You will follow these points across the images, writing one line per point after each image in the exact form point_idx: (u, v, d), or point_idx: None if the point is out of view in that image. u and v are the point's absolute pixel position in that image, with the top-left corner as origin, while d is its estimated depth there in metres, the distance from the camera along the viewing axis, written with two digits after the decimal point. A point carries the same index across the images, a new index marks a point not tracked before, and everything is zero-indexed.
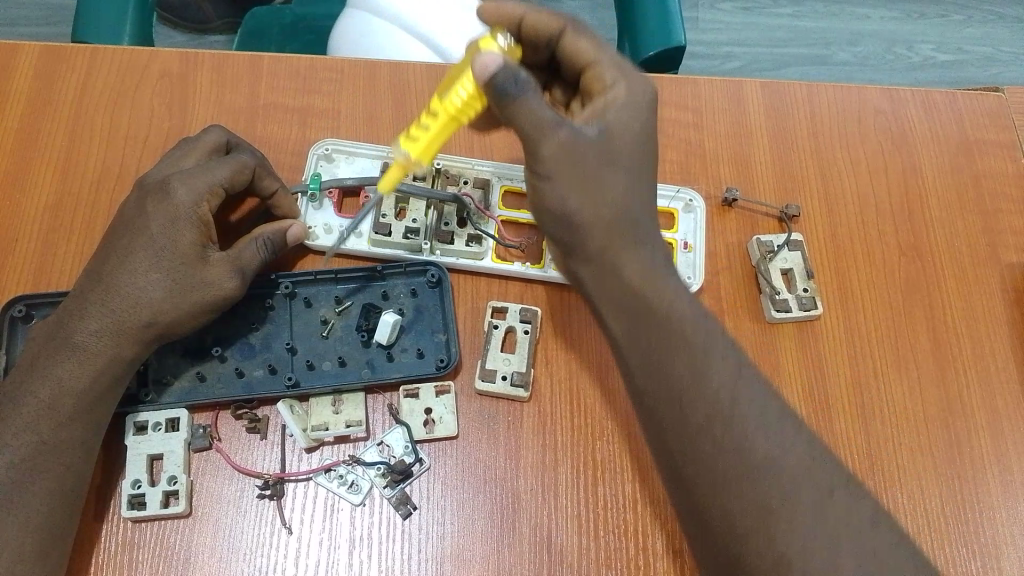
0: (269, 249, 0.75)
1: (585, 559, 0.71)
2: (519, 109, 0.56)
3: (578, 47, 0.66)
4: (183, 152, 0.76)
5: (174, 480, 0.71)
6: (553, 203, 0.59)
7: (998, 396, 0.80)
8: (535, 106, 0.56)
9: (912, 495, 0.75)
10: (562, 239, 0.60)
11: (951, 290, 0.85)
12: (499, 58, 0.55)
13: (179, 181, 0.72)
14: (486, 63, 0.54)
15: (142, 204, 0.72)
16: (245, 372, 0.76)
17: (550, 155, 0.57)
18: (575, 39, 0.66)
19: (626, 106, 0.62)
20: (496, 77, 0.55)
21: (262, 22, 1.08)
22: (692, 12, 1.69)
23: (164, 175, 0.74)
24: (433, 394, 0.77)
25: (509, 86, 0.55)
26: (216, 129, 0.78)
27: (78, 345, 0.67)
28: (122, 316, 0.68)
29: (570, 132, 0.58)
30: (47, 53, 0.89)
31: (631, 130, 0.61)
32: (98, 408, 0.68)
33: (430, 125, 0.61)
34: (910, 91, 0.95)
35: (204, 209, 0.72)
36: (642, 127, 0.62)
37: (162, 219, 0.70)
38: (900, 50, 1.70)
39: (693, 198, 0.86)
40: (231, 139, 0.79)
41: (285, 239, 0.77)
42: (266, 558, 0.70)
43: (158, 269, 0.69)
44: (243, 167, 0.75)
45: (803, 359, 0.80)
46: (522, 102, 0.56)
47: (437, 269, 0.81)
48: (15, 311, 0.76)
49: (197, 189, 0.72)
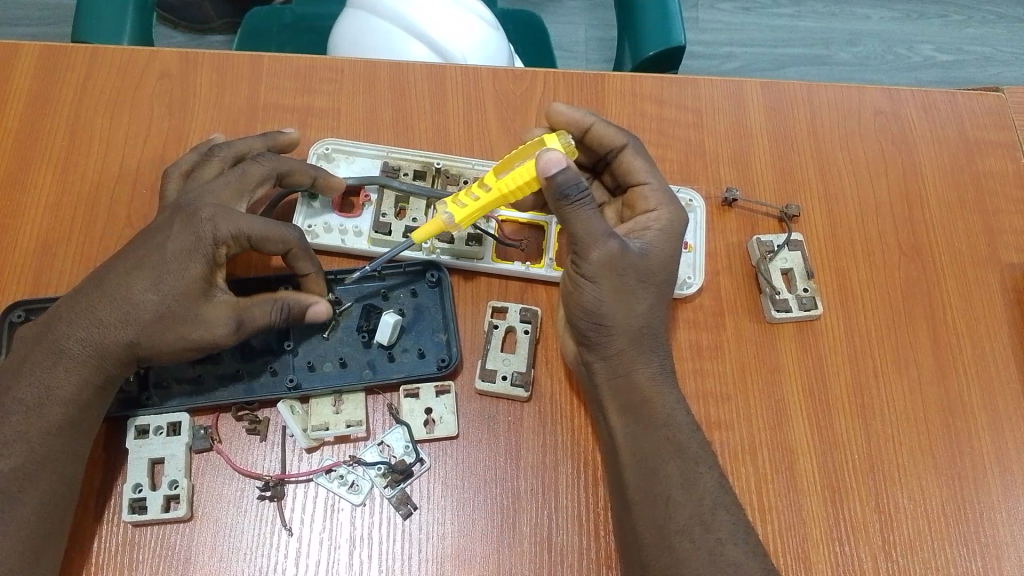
0: (284, 315, 0.73)
1: (585, 559, 0.71)
2: (570, 210, 0.67)
3: (633, 166, 0.77)
4: (225, 177, 0.73)
5: (175, 484, 0.71)
6: (589, 305, 0.69)
7: (999, 396, 0.80)
8: (586, 211, 0.67)
9: (912, 495, 0.75)
10: (589, 335, 0.70)
11: (951, 290, 0.85)
12: (563, 160, 0.66)
13: (209, 215, 0.69)
14: (552, 160, 0.66)
15: (169, 220, 0.70)
16: (245, 374, 0.75)
17: (592, 259, 0.68)
18: (632, 158, 0.77)
19: (666, 230, 0.73)
20: (557, 177, 0.66)
21: (261, 21, 1.07)
22: (692, 12, 1.69)
23: (199, 198, 0.72)
24: (433, 394, 0.77)
25: (568, 188, 0.66)
26: (268, 161, 0.76)
27: (64, 352, 0.67)
28: (105, 327, 0.67)
29: (618, 245, 0.68)
30: (46, 53, 0.89)
31: (665, 258, 0.72)
32: (86, 415, 0.68)
33: (482, 195, 0.72)
34: (910, 91, 0.95)
35: (221, 251, 0.70)
36: (675, 256, 0.73)
37: (179, 248, 0.68)
38: (900, 50, 1.70)
39: (693, 199, 0.86)
40: (281, 170, 0.76)
41: (306, 313, 0.73)
42: (266, 559, 0.70)
43: (157, 292, 0.67)
44: (282, 239, 0.72)
45: (802, 360, 0.80)
46: (573, 202, 0.67)
47: (437, 269, 0.81)
48: (14, 318, 0.76)
49: (224, 233, 0.69)
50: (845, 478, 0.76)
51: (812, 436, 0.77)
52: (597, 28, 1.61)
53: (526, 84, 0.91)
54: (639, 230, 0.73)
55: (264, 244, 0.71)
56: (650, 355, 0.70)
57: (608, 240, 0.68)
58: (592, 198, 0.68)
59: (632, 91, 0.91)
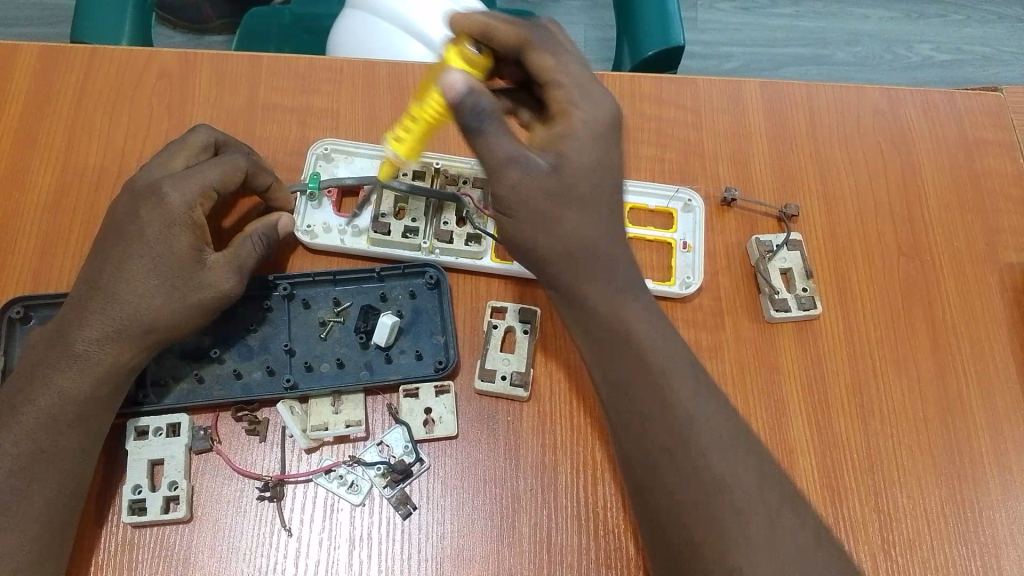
0: (265, 244, 0.76)
1: (585, 559, 0.71)
2: (478, 139, 0.57)
3: (544, 63, 0.62)
4: (172, 156, 0.75)
5: (174, 485, 0.71)
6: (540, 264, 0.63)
7: (998, 396, 0.80)
8: (492, 139, 0.57)
9: (912, 494, 0.75)
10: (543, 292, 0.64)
11: (951, 290, 0.85)
12: (468, 81, 0.56)
13: (170, 185, 0.71)
14: (455, 84, 0.56)
15: (134, 208, 0.71)
16: (243, 374, 0.76)
17: (505, 196, 0.58)
18: (543, 52, 0.62)
19: (592, 138, 0.60)
20: (462, 102, 0.56)
21: (261, 22, 1.08)
22: (691, 12, 1.69)
23: (154, 178, 0.73)
24: (433, 394, 0.77)
25: (469, 115, 0.57)
26: (204, 129, 0.78)
27: (79, 354, 0.67)
28: (124, 323, 0.68)
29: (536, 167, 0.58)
30: (46, 53, 0.89)
31: (589, 165, 0.59)
32: (100, 411, 0.68)
33: (411, 129, 0.63)
34: (909, 91, 0.95)
35: (197, 213, 0.72)
36: (607, 161, 0.61)
37: (158, 224, 0.70)
38: (899, 50, 1.70)
39: (692, 198, 0.87)
40: (219, 137, 0.78)
41: (277, 232, 0.78)
42: (266, 558, 0.70)
43: (159, 278, 0.69)
44: (237, 168, 0.75)
45: (802, 359, 0.80)
46: (483, 131, 0.57)
47: (436, 269, 0.81)
48: (14, 312, 0.76)
49: (190, 192, 0.71)
50: (845, 478, 0.76)
51: (812, 435, 0.77)
52: (596, 28, 1.61)
53: None
54: (559, 138, 0.60)
55: (227, 183, 0.74)
56: (603, 299, 0.60)
57: (521, 167, 0.58)
58: (504, 122, 0.58)
59: (632, 91, 0.92)
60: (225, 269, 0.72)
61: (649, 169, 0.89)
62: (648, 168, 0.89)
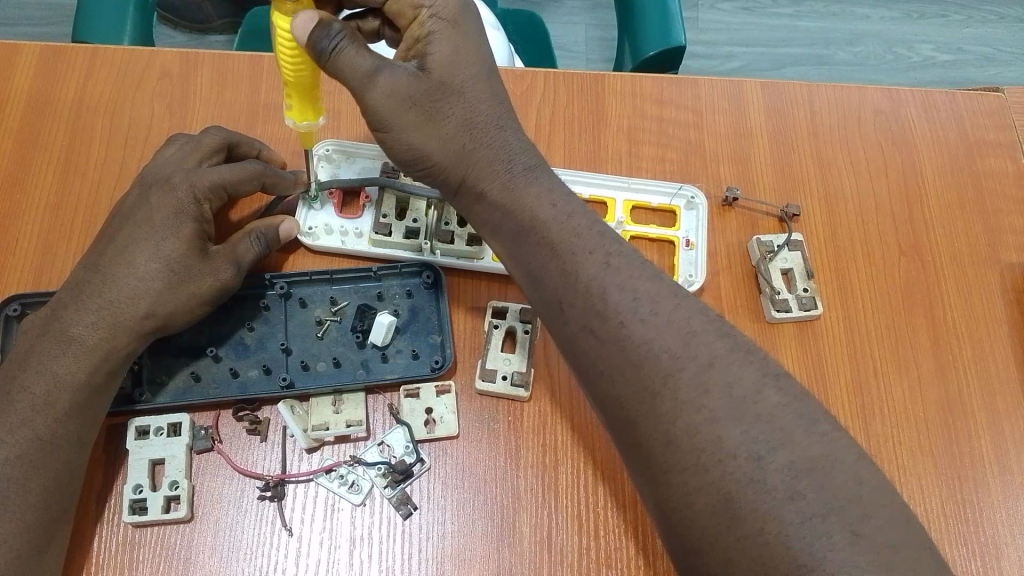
0: (263, 244, 0.76)
1: (586, 559, 0.71)
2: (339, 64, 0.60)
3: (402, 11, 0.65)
4: (184, 149, 0.76)
5: (175, 485, 0.71)
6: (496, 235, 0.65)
7: (998, 396, 0.80)
8: (352, 58, 0.60)
9: (912, 495, 0.75)
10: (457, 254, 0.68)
11: (951, 290, 0.85)
12: (317, 17, 0.58)
13: (182, 177, 0.73)
14: (305, 20, 0.58)
15: (144, 197, 0.73)
16: (240, 373, 0.76)
17: (377, 106, 0.62)
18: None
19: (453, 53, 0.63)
20: (316, 33, 0.58)
21: (262, 23, 1.08)
22: (692, 12, 1.69)
23: (163, 171, 0.75)
24: (433, 394, 0.77)
25: (325, 41, 0.58)
26: (218, 130, 0.79)
27: (73, 339, 0.67)
28: (119, 307, 0.69)
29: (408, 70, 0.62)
30: (48, 53, 0.89)
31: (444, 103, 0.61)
32: (95, 401, 0.68)
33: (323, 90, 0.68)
34: (909, 91, 0.95)
35: (205, 209, 0.74)
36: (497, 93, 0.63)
37: (165, 212, 0.71)
38: (900, 50, 1.70)
39: (695, 195, 0.86)
40: (232, 139, 0.79)
41: (279, 235, 0.78)
42: (266, 558, 0.70)
43: (158, 269, 0.70)
44: (251, 177, 0.77)
45: (802, 359, 0.80)
46: (342, 54, 0.59)
47: (433, 269, 0.81)
48: (10, 310, 0.76)
49: (202, 187, 0.73)
50: None
51: None
52: (597, 28, 1.61)
53: (527, 84, 0.91)
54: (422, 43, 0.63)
55: (240, 186, 0.76)
56: None
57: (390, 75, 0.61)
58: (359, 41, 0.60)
59: (632, 91, 0.92)
60: (226, 261, 0.73)
61: (649, 168, 0.89)
62: (649, 167, 0.89)
